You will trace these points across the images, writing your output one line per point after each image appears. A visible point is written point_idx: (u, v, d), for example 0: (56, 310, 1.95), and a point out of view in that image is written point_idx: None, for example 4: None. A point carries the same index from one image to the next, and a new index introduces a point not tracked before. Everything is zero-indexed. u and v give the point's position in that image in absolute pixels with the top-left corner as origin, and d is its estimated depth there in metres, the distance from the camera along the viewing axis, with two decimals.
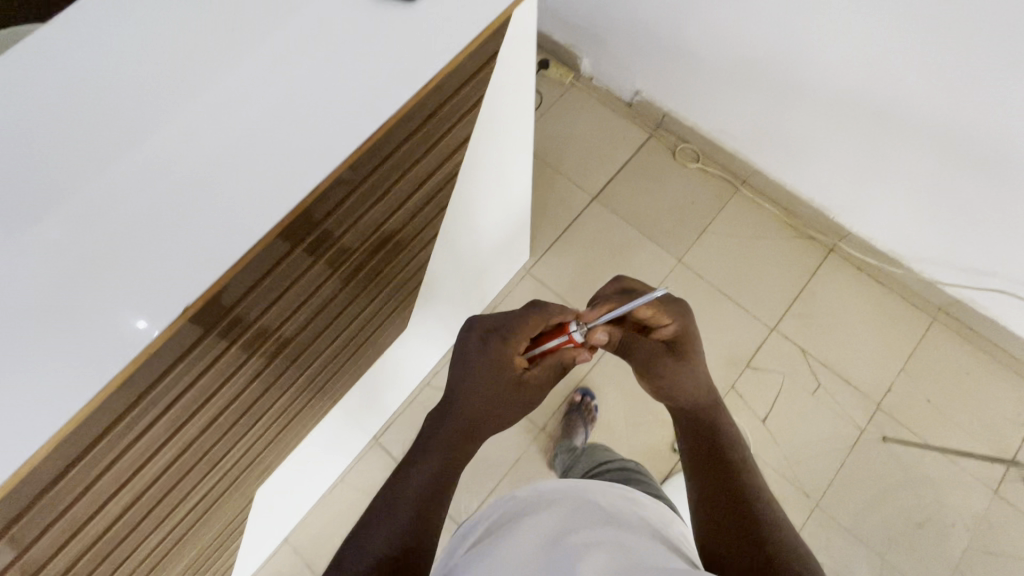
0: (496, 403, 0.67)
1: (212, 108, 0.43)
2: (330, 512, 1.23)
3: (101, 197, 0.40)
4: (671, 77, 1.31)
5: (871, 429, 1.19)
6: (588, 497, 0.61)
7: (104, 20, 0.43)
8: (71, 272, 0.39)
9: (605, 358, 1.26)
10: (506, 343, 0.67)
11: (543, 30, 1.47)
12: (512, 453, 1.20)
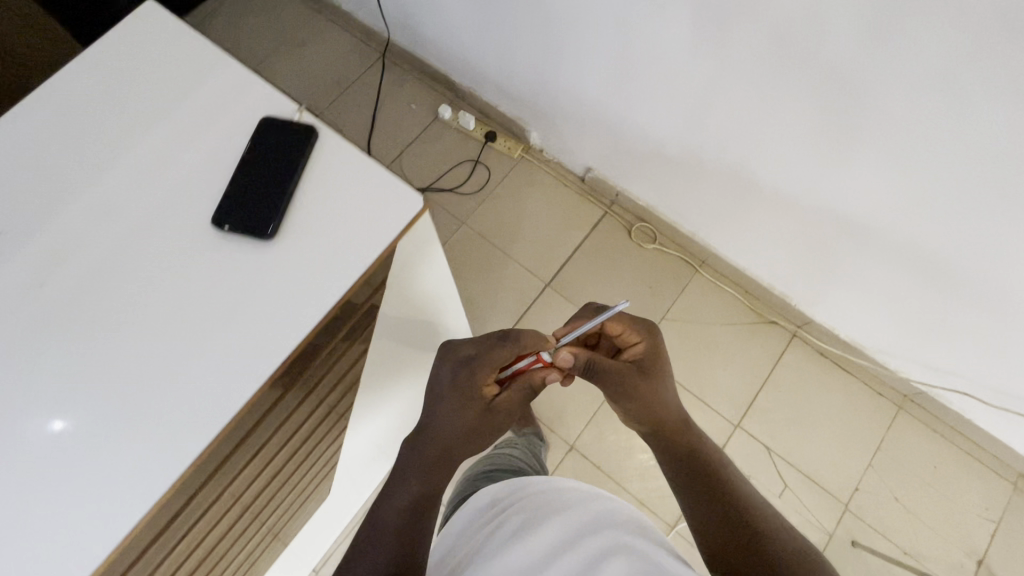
0: (467, 431, 0.68)
1: (159, 302, 0.55)
2: None
3: (62, 346, 0.53)
4: (621, 158, 1.23)
5: (839, 533, 1.14)
6: (595, 503, 0.63)
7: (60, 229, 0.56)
8: (30, 387, 0.52)
9: (563, 468, 1.18)
10: (475, 371, 0.69)
11: (488, 101, 1.38)
12: None
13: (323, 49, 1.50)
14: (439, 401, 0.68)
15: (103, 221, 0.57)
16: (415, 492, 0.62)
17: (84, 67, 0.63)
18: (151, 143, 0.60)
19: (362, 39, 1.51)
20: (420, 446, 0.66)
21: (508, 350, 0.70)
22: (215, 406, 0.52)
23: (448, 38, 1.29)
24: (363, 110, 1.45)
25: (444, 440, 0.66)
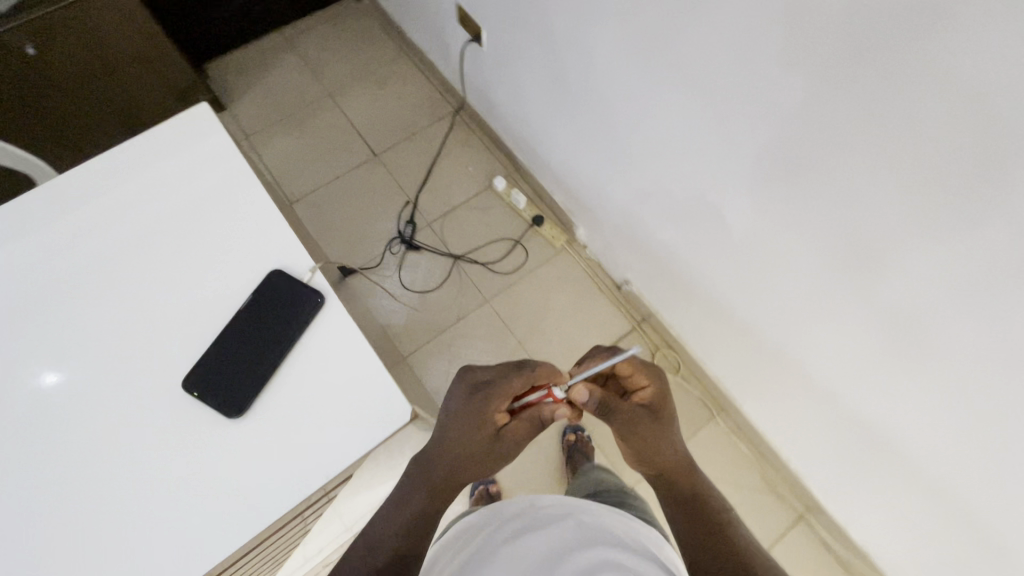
0: (472, 457, 0.65)
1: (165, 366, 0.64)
2: None
3: (75, 356, 0.64)
4: (661, 285, 1.17)
5: None
6: (586, 511, 0.61)
7: (115, 273, 0.67)
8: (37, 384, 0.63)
9: None
10: (485, 398, 0.67)
11: (544, 184, 1.35)
12: None
13: (400, 91, 1.51)
14: (449, 423, 0.67)
15: (146, 274, 0.68)
16: (415, 510, 0.60)
17: (175, 163, 0.72)
18: (201, 238, 0.69)
19: (441, 92, 1.51)
20: (424, 465, 0.64)
21: (519, 382, 0.68)
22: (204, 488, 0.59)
23: (519, 123, 1.28)
24: (420, 161, 1.43)
25: (447, 459, 0.64)
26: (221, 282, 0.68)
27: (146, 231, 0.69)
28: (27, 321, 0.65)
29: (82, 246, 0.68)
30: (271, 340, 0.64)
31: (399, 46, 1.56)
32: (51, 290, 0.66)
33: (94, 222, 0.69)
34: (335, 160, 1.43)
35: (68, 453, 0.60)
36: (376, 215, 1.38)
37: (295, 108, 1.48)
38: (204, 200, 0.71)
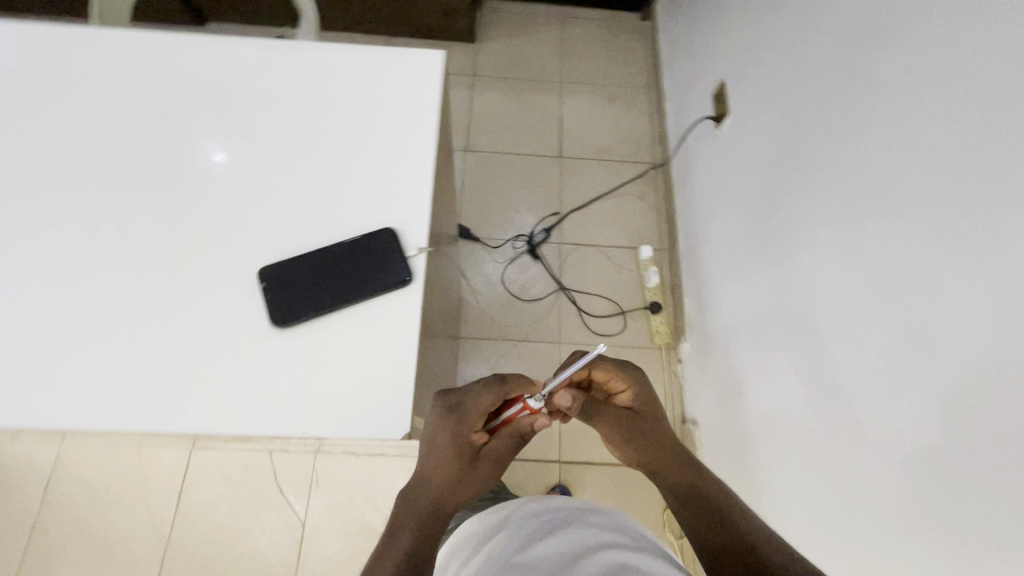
0: (459, 486, 0.57)
1: (257, 212, 0.64)
2: None
3: (203, 154, 0.66)
4: (723, 452, 1.04)
5: None
6: (573, 501, 0.59)
7: (279, 112, 0.68)
8: (163, 151, 0.66)
9: None
10: (457, 419, 0.60)
11: (684, 283, 1.26)
12: None
13: (620, 121, 1.49)
14: (424, 455, 0.58)
15: (295, 127, 0.68)
16: (408, 542, 0.51)
17: (392, 61, 0.72)
18: (362, 129, 0.68)
19: (654, 146, 1.46)
20: (410, 500, 0.55)
21: (492, 398, 0.61)
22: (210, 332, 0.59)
23: (700, 218, 1.21)
24: (591, 187, 1.41)
25: (436, 492, 0.55)
26: (347, 195, 0.65)
27: (325, 110, 0.68)
28: (190, 119, 0.67)
29: (272, 89, 0.69)
30: (341, 289, 0.60)
31: (647, 86, 1.53)
32: (224, 107, 0.68)
33: (294, 77, 0.70)
34: (525, 140, 1.46)
35: (139, 244, 0.62)
36: (523, 207, 1.39)
37: (526, 79, 1.52)
38: (388, 116, 0.68)
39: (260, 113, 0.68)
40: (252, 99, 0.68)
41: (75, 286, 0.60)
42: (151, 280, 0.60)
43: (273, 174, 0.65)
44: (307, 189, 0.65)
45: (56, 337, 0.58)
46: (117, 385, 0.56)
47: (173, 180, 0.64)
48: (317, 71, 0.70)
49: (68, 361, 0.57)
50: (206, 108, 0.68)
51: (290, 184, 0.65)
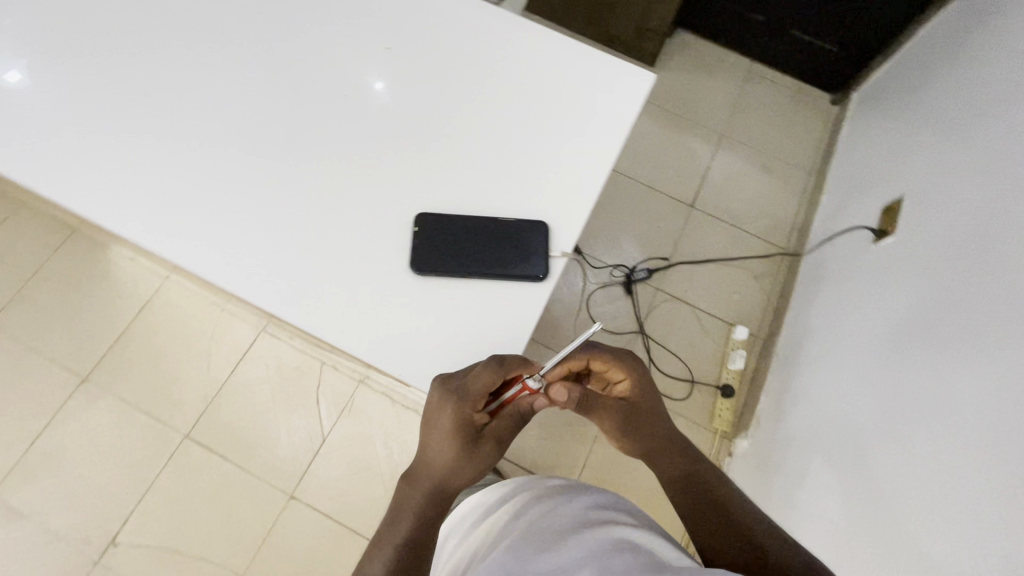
0: (460, 468, 0.54)
1: (419, 155, 0.68)
2: (132, 297, 1.15)
3: (394, 85, 0.71)
4: None
5: None
6: (566, 484, 0.59)
7: (474, 73, 0.72)
8: (363, 71, 0.71)
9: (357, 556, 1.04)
10: (457, 396, 0.55)
11: (767, 380, 1.18)
12: (220, 474, 1.06)
13: (767, 195, 1.40)
14: (425, 437, 0.55)
15: (482, 93, 0.71)
16: (409, 526, 0.52)
17: (594, 66, 0.73)
18: (541, 118, 0.70)
19: (792, 232, 1.36)
20: (414, 480, 0.54)
21: (492, 375, 0.56)
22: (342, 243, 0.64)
23: (813, 320, 1.11)
24: (711, 246, 1.35)
25: (437, 476, 0.54)
26: (496, 178, 0.67)
27: (507, 94, 0.71)
28: (386, 57, 0.71)
29: (466, 57, 0.72)
30: (482, 263, 0.62)
31: (811, 169, 1.42)
32: (420, 58, 0.72)
33: (490, 52, 0.72)
34: (664, 177, 1.41)
35: (305, 151, 0.67)
36: (637, 238, 1.35)
37: (689, 118, 1.46)
38: (561, 122, 0.70)
39: (457, 67, 0.72)
40: (446, 59, 0.72)
41: (240, 166, 0.66)
42: (304, 186, 0.65)
43: (446, 127, 0.69)
44: (470, 152, 0.68)
45: (209, 203, 0.64)
46: (244, 264, 0.62)
47: (352, 105, 0.69)
48: (512, 54, 0.72)
49: (217, 222, 0.64)
50: (403, 52, 0.72)
51: (458, 142, 0.69)
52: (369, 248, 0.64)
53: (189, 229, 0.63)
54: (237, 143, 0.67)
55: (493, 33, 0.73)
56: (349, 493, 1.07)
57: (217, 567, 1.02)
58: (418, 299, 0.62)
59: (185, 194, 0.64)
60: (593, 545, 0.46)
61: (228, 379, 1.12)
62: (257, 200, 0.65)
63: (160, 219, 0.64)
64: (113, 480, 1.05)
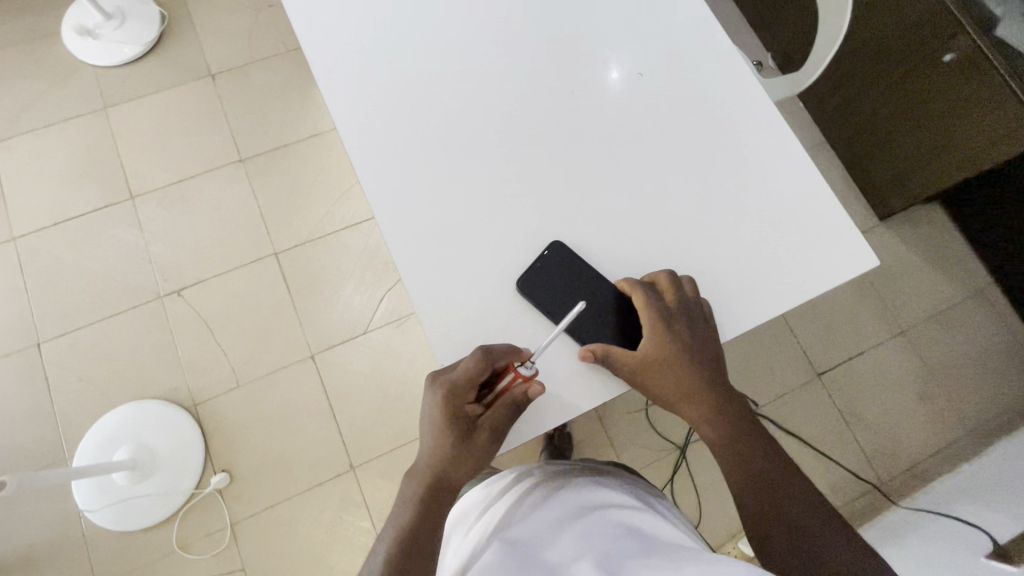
0: (456, 459, 0.54)
1: (596, 161, 0.63)
2: (310, 121, 1.27)
3: (621, 84, 0.66)
4: None
5: None
6: (573, 475, 0.60)
7: (700, 120, 0.65)
8: (602, 52, 0.67)
9: (322, 437, 1.11)
10: (445, 388, 0.53)
11: None
12: (277, 297, 1.17)
13: (905, 426, 1.17)
14: (422, 429, 0.55)
15: (693, 143, 0.64)
16: (412, 514, 0.53)
17: (821, 198, 0.62)
18: (731, 205, 0.62)
19: (900, 477, 1.14)
20: (415, 471, 0.55)
21: (480, 364, 0.53)
22: (472, 190, 0.61)
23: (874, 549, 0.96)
24: (812, 424, 1.16)
25: (435, 468, 0.54)
26: (644, 246, 0.61)
27: (718, 174, 0.63)
28: (631, 53, 0.67)
29: (707, 113, 0.65)
30: (582, 322, 0.57)
31: (976, 434, 1.16)
32: (662, 73, 0.66)
33: (732, 125, 0.65)
34: (812, 333, 1.21)
35: (497, 101, 0.64)
36: (742, 364, 1.18)
37: (882, 295, 1.24)
38: (747, 238, 0.61)
39: (688, 105, 0.65)
40: (688, 102, 0.65)
41: (439, 78, 0.65)
42: (475, 133, 0.63)
43: (638, 151, 0.64)
44: (641, 190, 0.62)
45: (392, 92, 0.64)
46: (383, 149, 0.62)
47: (571, 90, 0.65)
48: (754, 140, 0.64)
49: (387, 100, 0.64)
50: (655, 70, 0.66)
51: (637, 174, 0.63)
52: (491, 212, 0.61)
53: (359, 100, 0.63)
54: (448, 51, 0.66)
55: (749, 108, 0.65)
56: (352, 388, 1.13)
57: (228, 367, 1.13)
58: (497, 287, 0.58)
59: (376, 72, 0.65)
60: (586, 533, 0.47)
61: (332, 234, 1.21)
62: (428, 117, 0.63)
63: (346, 78, 0.64)
64: (206, 246, 1.19)
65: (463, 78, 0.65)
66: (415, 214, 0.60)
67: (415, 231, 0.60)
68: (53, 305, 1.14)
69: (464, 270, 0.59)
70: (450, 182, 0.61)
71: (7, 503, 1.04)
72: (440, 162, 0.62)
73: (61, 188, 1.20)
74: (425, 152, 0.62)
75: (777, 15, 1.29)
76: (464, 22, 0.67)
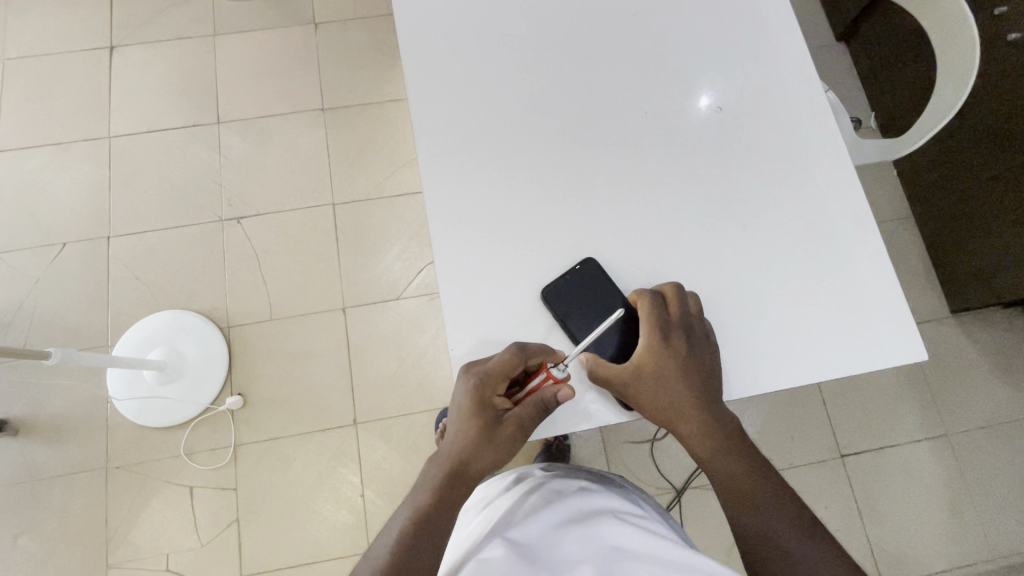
0: (478, 449, 0.53)
1: (659, 181, 0.62)
2: (393, 87, 1.31)
3: (707, 110, 0.64)
4: None
5: (85, 556, 1.05)
6: (574, 479, 0.60)
7: (776, 167, 0.63)
8: (696, 75, 0.65)
9: (334, 386, 1.15)
10: (476, 377, 0.54)
11: None
12: (324, 245, 1.22)
13: (921, 533, 1.09)
14: (449, 419, 0.56)
15: (764, 189, 0.62)
16: (426, 500, 0.51)
17: (875, 280, 0.60)
18: (783, 261, 0.60)
19: None
20: (435, 460, 0.54)
21: (513, 358, 0.54)
22: (530, 182, 0.61)
23: None
24: (824, 502, 1.10)
25: (455, 456, 0.53)
26: (682, 280, 0.59)
27: (776, 228, 0.61)
28: (726, 83, 0.65)
29: (783, 165, 0.63)
30: (597, 345, 0.58)
31: (1000, 564, 1.07)
32: (752, 109, 0.64)
33: (805, 182, 0.62)
34: (844, 411, 1.15)
35: (574, 101, 0.64)
36: (762, 423, 1.14)
37: (931, 391, 1.15)
38: (790, 297, 0.59)
39: (768, 148, 0.63)
40: (768, 149, 0.63)
41: (521, 70, 0.65)
42: (542, 130, 0.63)
43: (705, 181, 0.62)
44: (697, 222, 0.61)
45: (474, 73, 0.65)
46: (456, 123, 0.63)
47: (651, 109, 0.64)
48: (822, 203, 0.62)
49: (471, 77, 0.64)
50: (744, 108, 0.64)
51: (697, 204, 0.61)
52: (542, 207, 0.61)
53: (443, 71, 0.65)
54: (540, 41, 0.66)
55: (826, 169, 0.63)
56: (372, 349, 1.16)
57: (265, 299, 1.19)
58: (528, 285, 0.59)
59: (461, 51, 0.65)
60: (586, 538, 0.47)
61: (389, 198, 1.24)
62: (501, 105, 0.64)
63: (430, 50, 0.65)
64: (273, 182, 1.25)
65: (543, 75, 0.65)
66: (470, 192, 0.61)
67: (465, 209, 0.60)
68: (130, 204, 1.23)
69: (502, 259, 0.59)
70: (505, 172, 0.62)
71: (50, 373, 1.13)
72: (506, 147, 0.62)
73: (158, 101, 1.29)
74: (495, 134, 0.63)
75: (891, 74, 1.21)
76: (560, 18, 0.67)
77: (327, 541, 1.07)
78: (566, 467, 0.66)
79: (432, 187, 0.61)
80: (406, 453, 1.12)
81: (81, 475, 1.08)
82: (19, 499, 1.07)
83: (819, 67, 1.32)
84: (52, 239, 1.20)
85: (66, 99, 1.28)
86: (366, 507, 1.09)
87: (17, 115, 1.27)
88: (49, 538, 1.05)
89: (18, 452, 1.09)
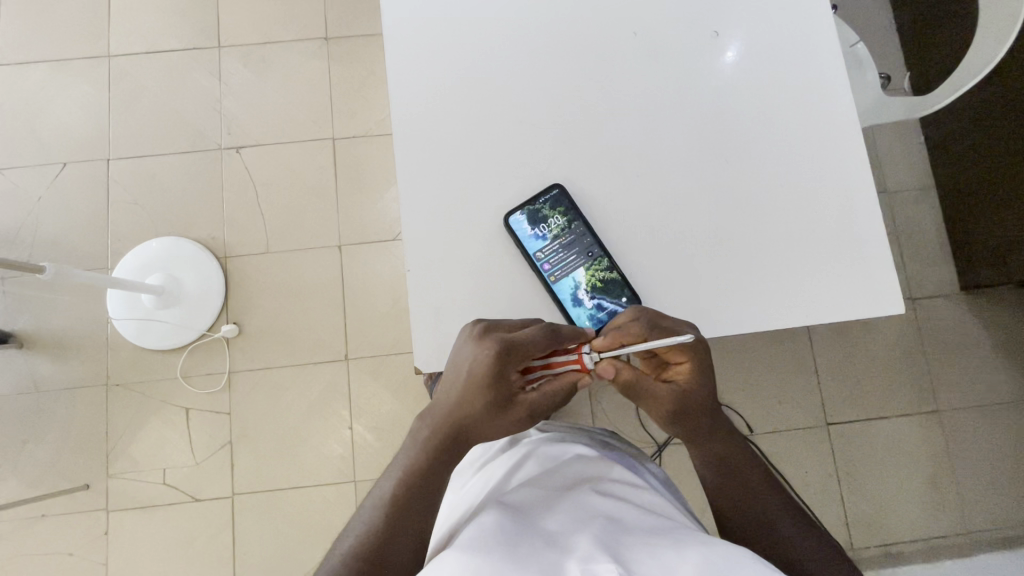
0: (482, 422, 0.52)
1: (666, 124, 0.60)
2: None
3: (725, 51, 0.61)
4: None
5: (89, 464, 1.11)
6: (570, 444, 0.58)
7: (795, 116, 0.60)
8: (719, 14, 0.62)
9: (328, 321, 1.16)
10: (499, 350, 0.50)
11: None
12: (322, 181, 1.20)
13: (904, 504, 1.10)
14: (454, 388, 0.52)
15: (780, 139, 0.60)
16: (420, 463, 0.52)
17: (877, 242, 0.58)
18: (789, 223, 0.58)
19: (874, 550, 1.08)
20: (436, 425, 0.53)
21: (546, 342, 0.51)
22: (531, 119, 0.60)
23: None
24: (811, 470, 1.10)
25: (456, 422, 0.52)
26: (675, 231, 0.59)
27: (779, 182, 0.59)
28: (750, 24, 0.61)
29: (806, 124, 0.60)
30: (573, 290, 0.58)
31: (975, 538, 1.08)
32: (775, 54, 0.61)
33: (822, 136, 0.60)
34: (840, 383, 1.13)
35: (585, 34, 0.61)
36: (756, 388, 1.13)
37: (931, 368, 1.13)
38: (791, 257, 0.58)
39: (788, 96, 0.60)
40: (790, 102, 0.60)
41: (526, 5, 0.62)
42: (550, 67, 0.61)
43: (716, 126, 0.60)
44: (700, 169, 0.59)
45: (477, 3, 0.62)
46: (456, 54, 0.61)
47: (675, 52, 0.61)
48: (838, 160, 0.59)
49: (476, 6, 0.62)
50: (766, 53, 0.61)
51: (703, 151, 0.60)
52: (540, 145, 0.60)
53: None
54: None
55: (850, 130, 0.60)
56: (366, 287, 1.17)
57: (263, 232, 1.19)
58: (516, 220, 0.58)
59: None
60: (580, 506, 0.45)
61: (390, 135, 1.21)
62: (506, 42, 0.61)
63: None
64: (272, 112, 1.22)
65: (552, 11, 0.62)
66: (468, 126, 0.60)
67: (459, 142, 0.60)
68: (130, 126, 1.22)
69: (494, 196, 0.59)
70: (504, 110, 0.60)
71: (54, 290, 1.16)
72: (508, 80, 0.61)
73: (159, 20, 1.25)
74: (497, 66, 0.61)
75: (933, 31, 1.12)
76: None
77: (314, 466, 1.11)
78: (564, 426, 0.65)
79: (421, 122, 0.60)
80: (396, 390, 1.14)
81: (83, 389, 1.13)
82: (25, 406, 1.12)
83: (856, 19, 1.23)
84: (54, 157, 1.20)
85: (66, 13, 1.25)
86: (353, 438, 1.12)
87: (18, 27, 1.24)
88: (54, 445, 1.11)
89: (25, 362, 1.13)
